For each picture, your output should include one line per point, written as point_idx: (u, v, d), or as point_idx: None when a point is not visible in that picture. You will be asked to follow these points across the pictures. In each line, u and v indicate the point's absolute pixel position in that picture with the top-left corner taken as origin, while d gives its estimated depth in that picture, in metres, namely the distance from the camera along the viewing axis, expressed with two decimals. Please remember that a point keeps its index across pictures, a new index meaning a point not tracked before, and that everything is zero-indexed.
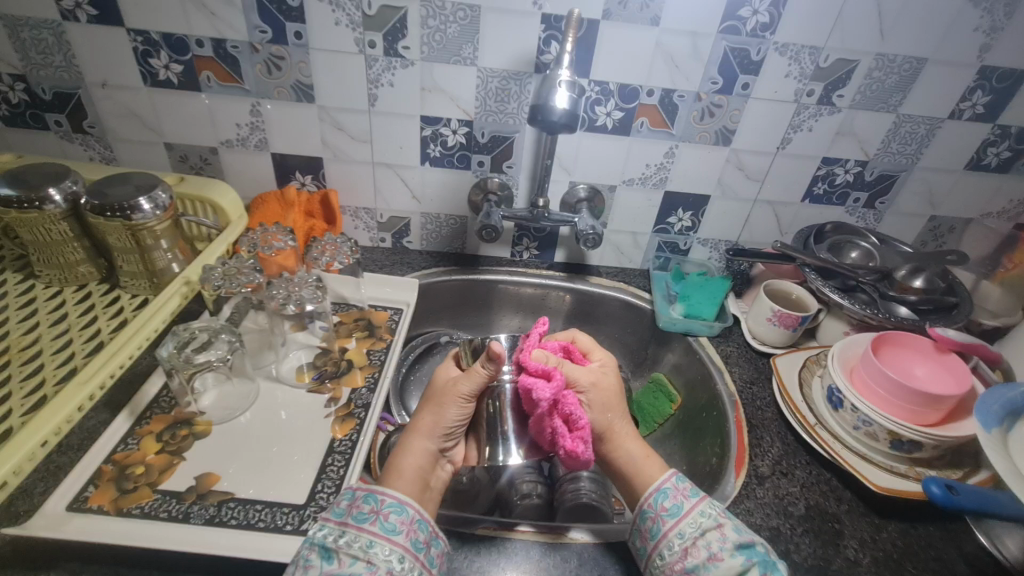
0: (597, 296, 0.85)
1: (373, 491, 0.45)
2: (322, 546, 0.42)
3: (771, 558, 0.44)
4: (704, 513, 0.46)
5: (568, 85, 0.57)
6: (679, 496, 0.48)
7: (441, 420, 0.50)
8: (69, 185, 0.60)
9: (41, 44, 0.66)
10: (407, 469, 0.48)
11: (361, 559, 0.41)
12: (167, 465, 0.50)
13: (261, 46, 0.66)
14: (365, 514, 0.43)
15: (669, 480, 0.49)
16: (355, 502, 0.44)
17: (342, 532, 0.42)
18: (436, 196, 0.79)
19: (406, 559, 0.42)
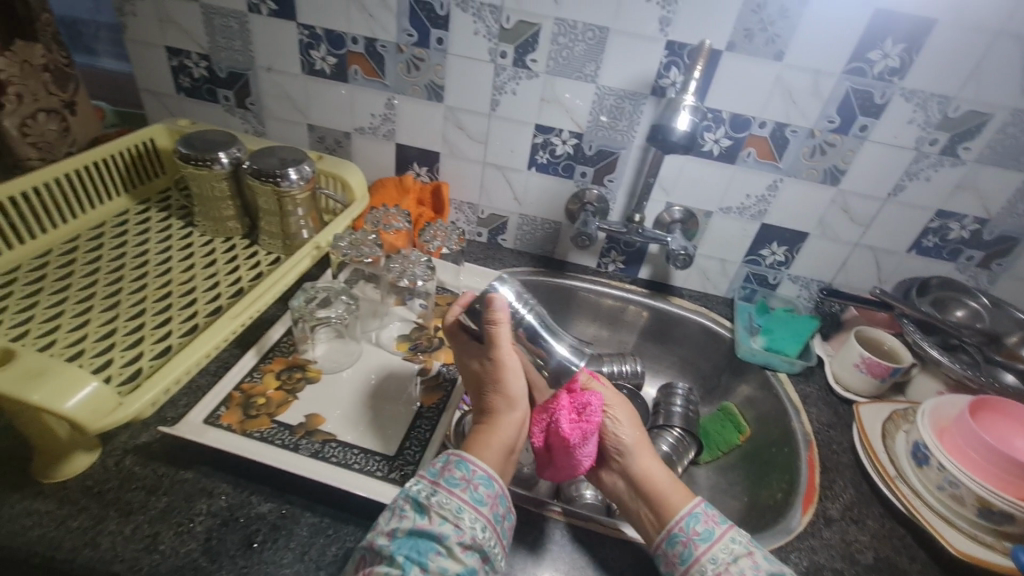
0: (676, 317, 0.86)
1: (465, 460, 0.48)
2: (416, 499, 0.45)
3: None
4: (735, 539, 0.48)
5: (692, 110, 0.61)
6: (710, 522, 0.49)
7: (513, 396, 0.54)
8: (235, 152, 0.70)
9: (227, 31, 0.77)
10: (498, 443, 0.51)
11: (450, 521, 0.44)
12: (283, 401, 0.58)
13: (406, 48, 0.73)
14: (457, 479, 0.46)
15: (699, 505, 0.51)
16: (448, 466, 0.47)
17: (434, 491, 0.45)
18: (536, 199, 0.84)
19: (489, 531, 0.45)
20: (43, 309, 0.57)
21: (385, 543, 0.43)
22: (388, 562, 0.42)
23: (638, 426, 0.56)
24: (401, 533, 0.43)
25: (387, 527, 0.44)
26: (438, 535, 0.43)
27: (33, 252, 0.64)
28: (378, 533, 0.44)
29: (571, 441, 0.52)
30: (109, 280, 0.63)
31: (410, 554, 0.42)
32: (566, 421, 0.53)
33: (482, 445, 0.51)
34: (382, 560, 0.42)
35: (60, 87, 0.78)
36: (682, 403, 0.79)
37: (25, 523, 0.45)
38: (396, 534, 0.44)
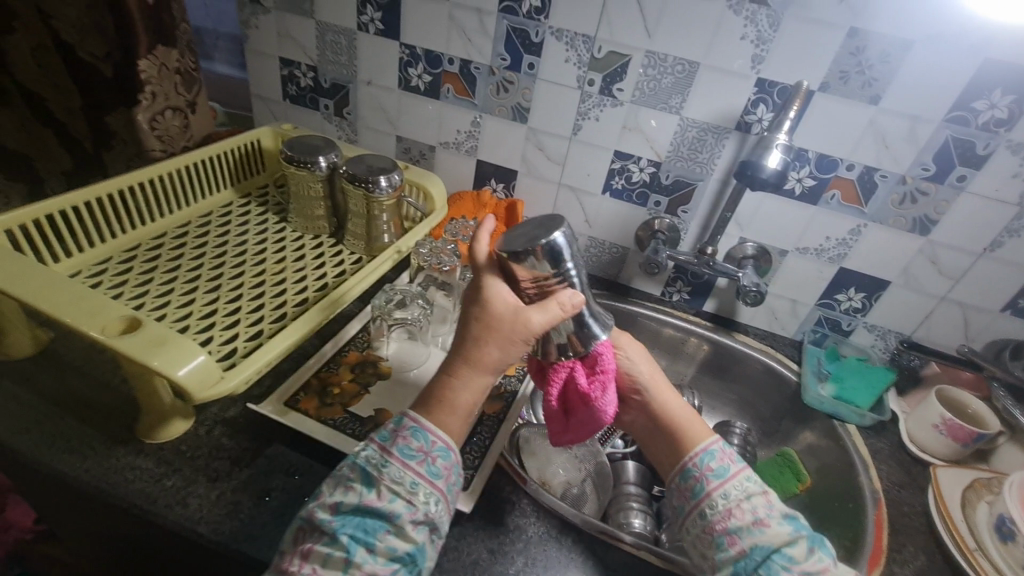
0: (739, 354, 0.84)
1: (421, 426, 0.45)
2: (364, 470, 0.43)
3: (814, 535, 0.47)
4: (750, 479, 0.50)
5: (784, 148, 0.61)
6: (725, 459, 0.51)
7: (506, 355, 0.46)
8: (333, 157, 0.75)
9: (336, 46, 0.83)
10: (457, 405, 0.46)
11: (402, 496, 0.42)
12: (355, 393, 0.61)
13: (497, 70, 0.77)
14: (411, 450, 0.44)
15: (716, 443, 0.52)
16: (402, 434, 0.44)
17: (386, 462, 0.43)
18: (607, 224, 0.85)
19: (439, 501, 0.43)
20: (157, 285, 0.64)
21: (327, 518, 0.42)
22: (331, 539, 0.41)
23: (649, 362, 0.57)
24: (345, 507, 0.42)
25: (329, 500, 0.43)
26: (388, 513, 0.42)
27: (151, 233, 0.71)
28: (316, 507, 0.43)
29: (592, 394, 0.51)
30: (213, 264, 0.69)
31: (356, 533, 0.41)
32: (583, 376, 0.51)
33: (446, 411, 0.46)
34: (325, 536, 0.41)
35: (186, 88, 0.87)
36: (739, 442, 0.77)
37: (128, 476, 0.50)
38: (342, 508, 0.42)
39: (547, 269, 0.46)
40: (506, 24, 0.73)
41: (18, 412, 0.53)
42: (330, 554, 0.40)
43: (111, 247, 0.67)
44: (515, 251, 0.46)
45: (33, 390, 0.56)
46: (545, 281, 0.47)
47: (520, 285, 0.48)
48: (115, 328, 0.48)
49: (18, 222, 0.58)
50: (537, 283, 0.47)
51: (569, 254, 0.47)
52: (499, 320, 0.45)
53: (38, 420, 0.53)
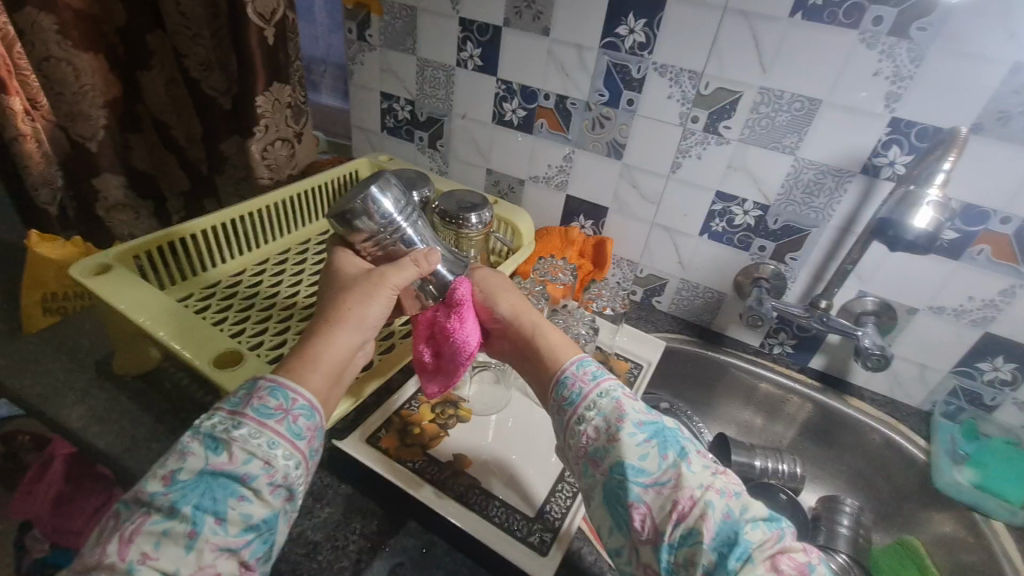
0: (851, 421, 0.75)
1: (279, 384, 0.41)
2: (209, 436, 0.37)
3: (677, 442, 0.43)
4: (608, 392, 0.46)
5: (937, 205, 0.54)
6: (580, 382, 0.47)
7: (367, 310, 0.46)
8: (426, 192, 0.76)
9: (434, 81, 0.85)
10: (325, 358, 0.43)
11: (258, 458, 0.37)
12: (435, 435, 0.60)
13: (594, 106, 0.75)
14: (269, 409, 0.39)
15: (569, 366, 0.48)
16: (258, 394, 0.39)
17: (236, 423, 0.38)
18: (703, 267, 0.79)
19: (295, 462, 0.38)
20: (257, 312, 0.67)
21: (161, 491, 0.35)
22: (167, 513, 0.34)
23: (519, 297, 0.55)
24: (185, 475, 0.36)
25: (160, 472, 0.36)
26: (242, 476, 0.36)
27: (255, 260, 0.75)
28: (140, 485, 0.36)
29: (450, 327, 0.52)
30: (307, 295, 0.71)
31: (202, 502, 0.34)
32: (442, 312, 0.53)
33: (307, 364, 0.43)
34: (159, 512, 0.34)
35: (295, 121, 0.92)
36: (851, 524, 0.69)
37: None
38: (180, 477, 0.36)
39: (379, 230, 0.50)
40: (607, 59, 0.71)
41: (131, 431, 0.57)
42: (168, 532, 0.34)
43: (220, 272, 0.71)
44: (349, 211, 0.49)
45: (145, 407, 0.60)
46: (384, 241, 0.50)
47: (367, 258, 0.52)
48: (220, 361, 0.51)
49: (144, 249, 0.62)
50: (379, 246, 0.51)
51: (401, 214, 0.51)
52: (358, 280, 0.47)
53: (150, 439, 0.57)
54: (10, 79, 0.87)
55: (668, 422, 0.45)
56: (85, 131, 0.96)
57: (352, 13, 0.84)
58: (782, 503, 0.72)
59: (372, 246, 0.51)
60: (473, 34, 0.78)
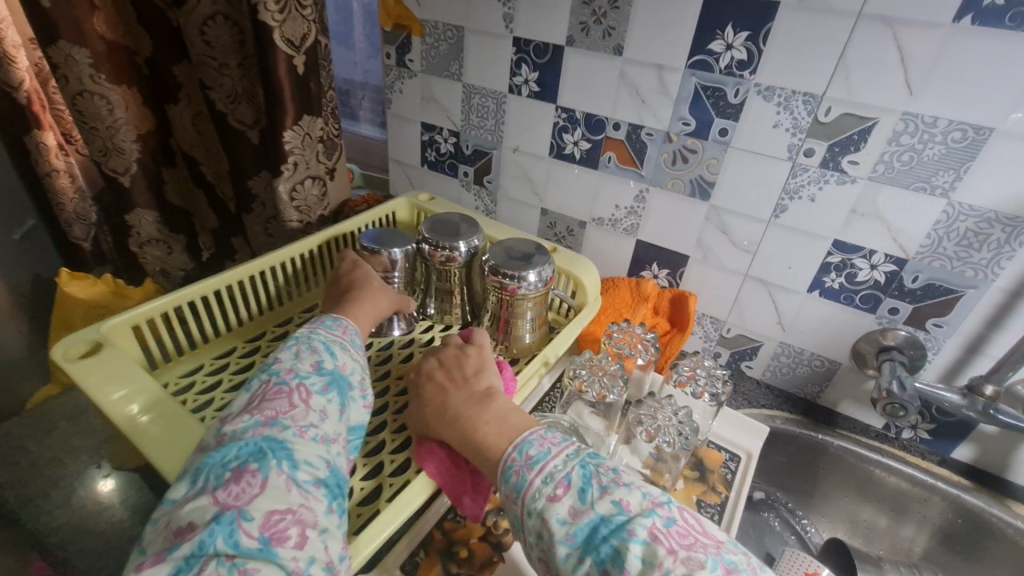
0: (1014, 535, 0.58)
1: (353, 329, 0.51)
2: (332, 346, 0.46)
3: (610, 540, 0.35)
4: (536, 498, 0.39)
5: None
6: (513, 501, 0.40)
7: (379, 307, 0.57)
8: (474, 242, 0.64)
9: (482, 110, 0.74)
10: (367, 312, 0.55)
11: (363, 374, 0.47)
12: (487, 560, 0.47)
13: (676, 137, 0.62)
14: (357, 342, 0.50)
15: (500, 482, 0.42)
16: (346, 328, 0.50)
17: (341, 340, 0.48)
18: (812, 331, 0.64)
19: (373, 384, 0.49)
20: None
21: (313, 373, 0.43)
22: (324, 389, 0.42)
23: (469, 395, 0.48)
24: (327, 367, 0.44)
25: (300, 361, 0.44)
26: (358, 383, 0.46)
27: (277, 319, 0.66)
28: (286, 364, 0.43)
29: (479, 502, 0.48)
30: None
31: (344, 392, 0.43)
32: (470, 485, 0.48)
33: (356, 310, 0.54)
34: (316, 384, 0.42)
35: (327, 156, 0.83)
36: None
37: None
38: (324, 367, 0.44)
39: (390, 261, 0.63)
40: (695, 81, 0.58)
41: None
42: (330, 401, 0.42)
43: (234, 337, 0.62)
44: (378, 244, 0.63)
45: None
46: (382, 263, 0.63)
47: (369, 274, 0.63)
48: None
49: (145, 317, 0.53)
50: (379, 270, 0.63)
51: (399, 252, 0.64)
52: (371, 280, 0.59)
53: None
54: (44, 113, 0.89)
55: (602, 509, 0.37)
56: (119, 166, 0.90)
57: (391, 35, 0.75)
58: None
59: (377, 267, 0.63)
60: (529, 56, 0.66)
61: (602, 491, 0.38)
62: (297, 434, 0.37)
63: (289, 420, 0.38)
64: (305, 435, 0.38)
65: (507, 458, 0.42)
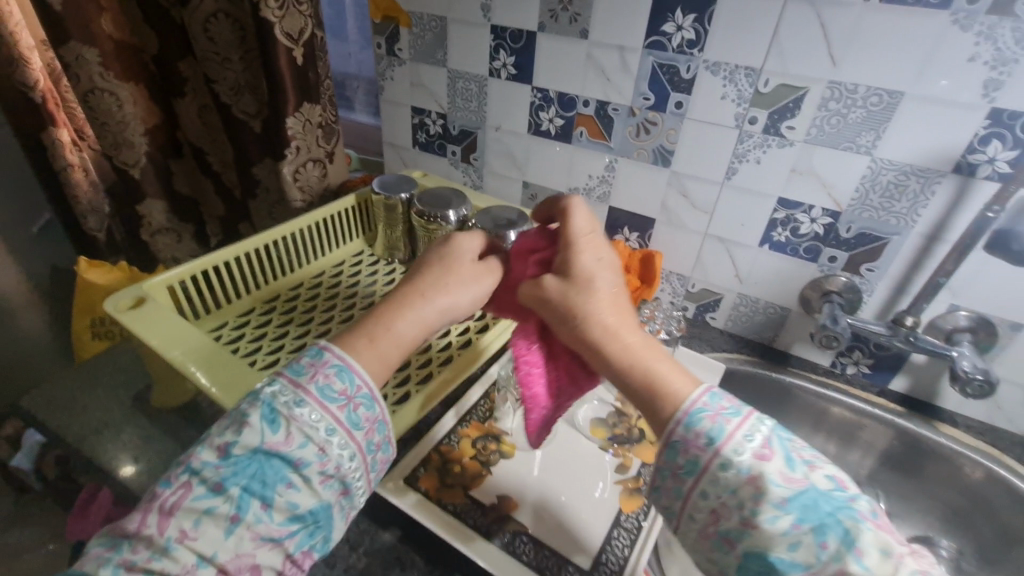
0: (943, 452, 0.66)
1: (346, 365, 0.39)
2: (268, 408, 0.36)
3: (840, 520, 0.33)
4: (739, 449, 0.35)
5: None
6: (693, 449, 0.35)
7: (448, 299, 0.44)
8: (463, 210, 0.72)
9: (466, 93, 0.81)
10: (423, 316, 0.43)
11: (314, 444, 0.36)
12: (477, 474, 0.56)
13: (639, 111, 0.69)
14: (332, 393, 0.37)
15: (675, 423, 0.36)
16: (321, 369, 0.38)
17: (295, 397, 0.36)
18: (765, 281, 0.72)
19: (349, 455, 0.37)
20: (291, 339, 0.65)
21: (213, 464, 0.35)
22: (213, 490, 0.34)
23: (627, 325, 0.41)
24: (238, 451, 0.35)
25: (217, 444, 0.35)
26: (294, 461, 0.35)
27: (291, 283, 0.74)
28: (198, 451, 0.35)
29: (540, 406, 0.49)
30: (341, 322, 0.69)
31: (249, 485, 0.34)
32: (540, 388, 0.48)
33: (418, 307, 0.43)
34: (204, 486, 0.34)
35: (326, 140, 0.90)
36: None
37: None
38: (234, 452, 0.35)
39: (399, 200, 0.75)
40: (652, 60, 0.65)
41: None
42: (210, 511, 0.33)
43: (254, 298, 0.70)
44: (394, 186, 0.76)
45: (182, 442, 0.58)
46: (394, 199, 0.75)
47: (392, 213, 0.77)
48: None
49: (177, 279, 0.62)
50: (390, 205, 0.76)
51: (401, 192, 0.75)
52: (448, 271, 0.46)
53: None
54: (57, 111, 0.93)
55: (817, 481, 0.35)
56: (129, 158, 0.98)
57: (380, 27, 0.82)
58: None
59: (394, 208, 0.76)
60: (506, 42, 0.73)
61: (809, 465, 0.35)
62: (130, 566, 0.32)
63: (136, 543, 0.33)
64: (143, 564, 0.32)
65: (686, 411, 0.36)
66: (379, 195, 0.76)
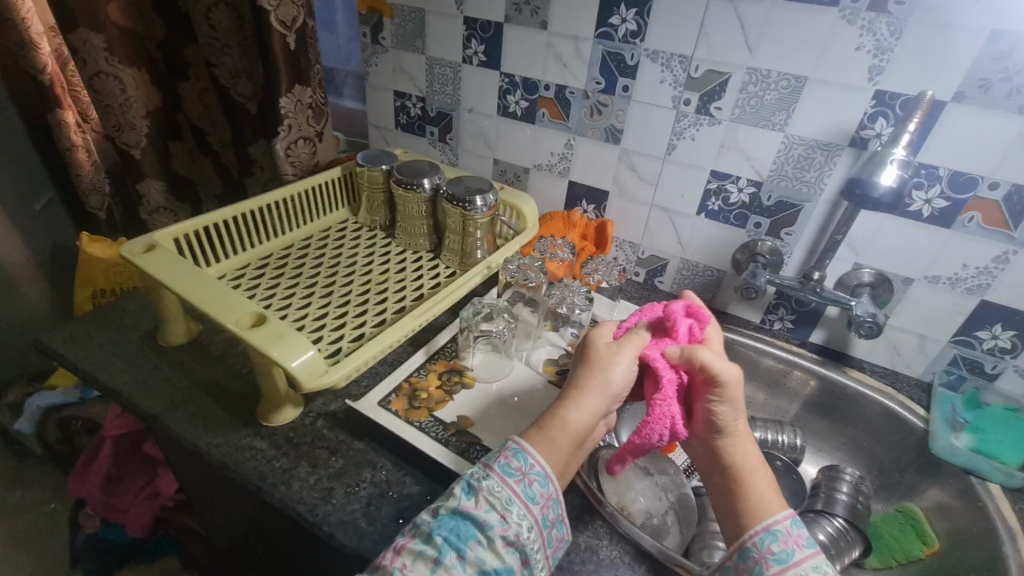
0: (852, 393, 0.76)
1: (521, 448, 0.48)
2: (467, 482, 0.47)
3: None
4: (817, 567, 0.43)
5: (901, 164, 0.56)
6: (791, 542, 0.44)
7: (610, 384, 0.52)
8: (436, 179, 0.81)
9: (443, 78, 0.90)
10: (591, 407, 0.51)
11: (497, 511, 0.44)
12: (441, 399, 0.64)
13: (592, 94, 0.79)
14: (513, 469, 0.47)
15: (782, 522, 0.46)
16: (506, 453, 0.48)
17: (487, 475, 0.47)
18: (702, 246, 0.82)
19: (525, 528, 0.44)
20: (282, 290, 0.74)
21: (428, 520, 0.45)
22: (426, 538, 0.43)
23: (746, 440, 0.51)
24: (444, 512, 0.45)
25: (429, 512, 0.46)
26: (482, 523, 0.44)
27: (282, 245, 0.83)
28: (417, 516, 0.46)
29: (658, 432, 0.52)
30: (327, 276, 0.77)
31: (449, 536, 0.43)
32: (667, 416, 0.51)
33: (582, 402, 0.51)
34: (419, 536, 0.44)
35: (316, 120, 0.98)
36: (849, 491, 0.70)
37: (247, 455, 0.58)
38: (440, 512, 0.45)
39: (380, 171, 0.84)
40: (602, 48, 0.75)
41: (169, 394, 0.63)
42: (422, 552, 0.42)
43: (249, 255, 0.79)
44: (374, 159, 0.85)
45: (183, 373, 0.66)
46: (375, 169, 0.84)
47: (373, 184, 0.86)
48: (248, 321, 0.55)
49: (183, 232, 0.70)
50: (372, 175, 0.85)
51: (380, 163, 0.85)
52: (603, 357, 0.53)
53: (185, 401, 0.63)
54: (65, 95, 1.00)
55: None
56: (130, 140, 1.05)
57: (366, 18, 0.91)
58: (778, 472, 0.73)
59: (377, 179, 0.85)
60: (477, 32, 0.83)
61: None
62: None
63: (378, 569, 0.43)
64: None
65: (777, 522, 0.46)
66: (363, 167, 0.85)
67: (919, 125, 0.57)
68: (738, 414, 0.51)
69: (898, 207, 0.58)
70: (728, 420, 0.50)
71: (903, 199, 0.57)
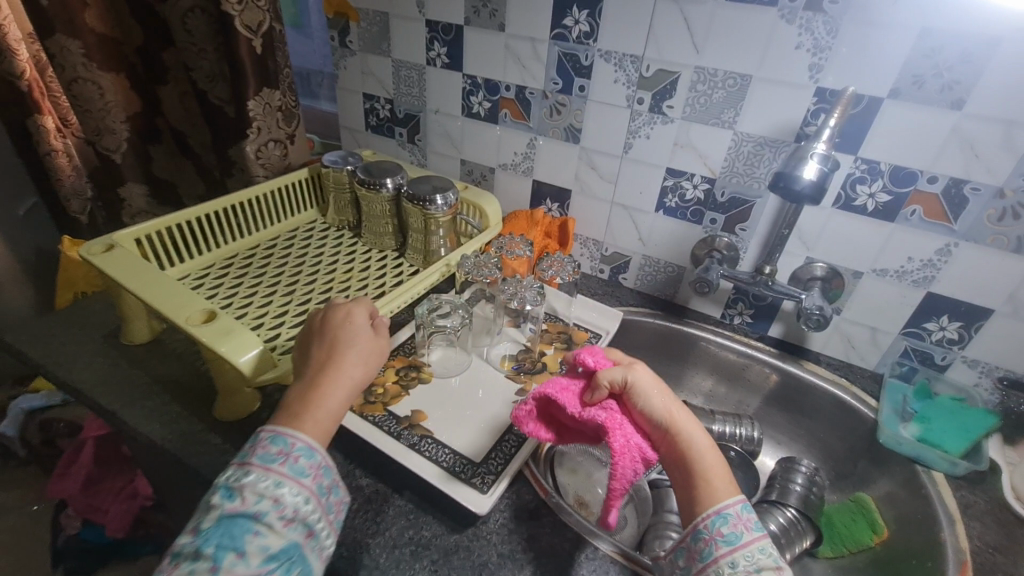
0: (807, 385, 0.77)
1: (279, 432, 0.45)
2: (223, 486, 0.41)
3: None
4: (765, 550, 0.43)
5: (821, 158, 0.58)
6: (740, 525, 0.45)
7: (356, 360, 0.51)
8: (399, 179, 0.82)
9: (409, 80, 0.91)
10: (340, 383, 0.49)
11: (268, 497, 0.41)
12: (396, 394, 0.65)
13: (551, 94, 0.80)
14: (273, 455, 0.43)
15: (733, 505, 0.46)
16: (261, 443, 0.44)
17: (247, 471, 0.42)
18: (662, 242, 0.83)
19: (303, 492, 0.42)
20: (244, 289, 0.75)
21: (188, 541, 0.39)
22: (193, 557, 0.38)
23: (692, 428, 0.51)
24: (206, 524, 0.39)
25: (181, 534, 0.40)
26: (254, 514, 0.40)
27: (248, 245, 0.84)
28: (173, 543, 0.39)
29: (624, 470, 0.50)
30: (291, 276, 0.79)
31: (221, 541, 0.38)
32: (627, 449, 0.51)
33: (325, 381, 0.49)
34: (183, 558, 0.38)
35: (287, 123, 1.00)
36: (803, 482, 0.70)
37: (201, 449, 0.59)
38: (202, 526, 0.39)
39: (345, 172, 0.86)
40: (558, 50, 0.76)
41: (129, 392, 0.65)
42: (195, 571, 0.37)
43: (214, 256, 0.80)
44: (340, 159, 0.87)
45: (144, 371, 0.68)
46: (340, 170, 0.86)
47: (340, 184, 0.87)
48: (198, 318, 0.57)
49: (144, 233, 0.71)
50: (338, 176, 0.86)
51: (344, 164, 0.86)
52: (339, 336, 0.52)
53: (145, 398, 0.64)
54: (43, 100, 0.99)
55: None
56: (111, 144, 1.07)
57: (334, 21, 0.92)
58: (734, 464, 0.74)
59: (343, 181, 0.87)
60: (439, 35, 0.84)
61: None
62: None
63: None
64: None
65: (728, 506, 0.46)
66: (329, 168, 0.86)
67: (841, 119, 0.59)
68: (673, 403, 0.52)
69: (823, 200, 0.59)
70: (664, 413, 0.51)
71: (825, 192, 0.58)
